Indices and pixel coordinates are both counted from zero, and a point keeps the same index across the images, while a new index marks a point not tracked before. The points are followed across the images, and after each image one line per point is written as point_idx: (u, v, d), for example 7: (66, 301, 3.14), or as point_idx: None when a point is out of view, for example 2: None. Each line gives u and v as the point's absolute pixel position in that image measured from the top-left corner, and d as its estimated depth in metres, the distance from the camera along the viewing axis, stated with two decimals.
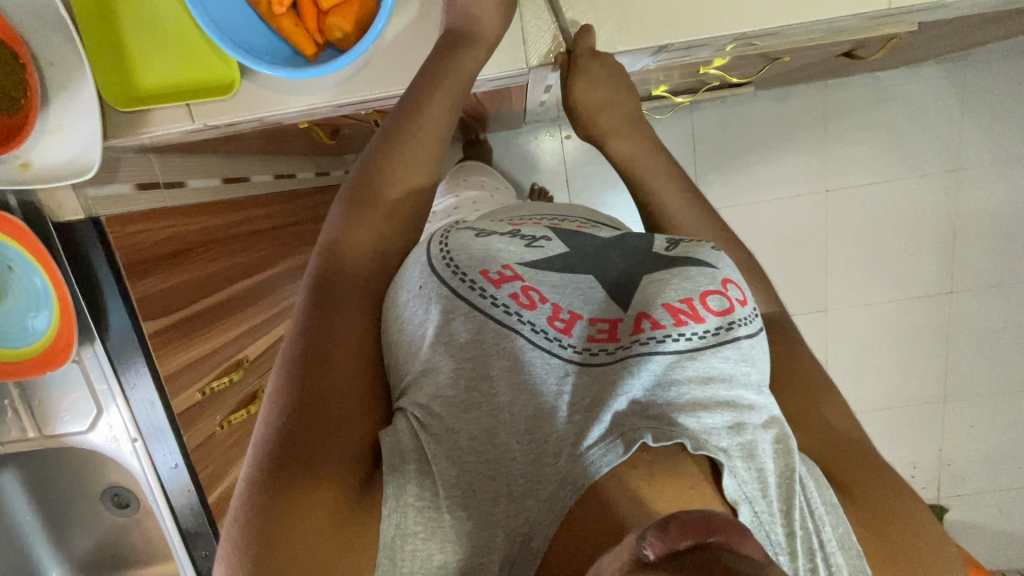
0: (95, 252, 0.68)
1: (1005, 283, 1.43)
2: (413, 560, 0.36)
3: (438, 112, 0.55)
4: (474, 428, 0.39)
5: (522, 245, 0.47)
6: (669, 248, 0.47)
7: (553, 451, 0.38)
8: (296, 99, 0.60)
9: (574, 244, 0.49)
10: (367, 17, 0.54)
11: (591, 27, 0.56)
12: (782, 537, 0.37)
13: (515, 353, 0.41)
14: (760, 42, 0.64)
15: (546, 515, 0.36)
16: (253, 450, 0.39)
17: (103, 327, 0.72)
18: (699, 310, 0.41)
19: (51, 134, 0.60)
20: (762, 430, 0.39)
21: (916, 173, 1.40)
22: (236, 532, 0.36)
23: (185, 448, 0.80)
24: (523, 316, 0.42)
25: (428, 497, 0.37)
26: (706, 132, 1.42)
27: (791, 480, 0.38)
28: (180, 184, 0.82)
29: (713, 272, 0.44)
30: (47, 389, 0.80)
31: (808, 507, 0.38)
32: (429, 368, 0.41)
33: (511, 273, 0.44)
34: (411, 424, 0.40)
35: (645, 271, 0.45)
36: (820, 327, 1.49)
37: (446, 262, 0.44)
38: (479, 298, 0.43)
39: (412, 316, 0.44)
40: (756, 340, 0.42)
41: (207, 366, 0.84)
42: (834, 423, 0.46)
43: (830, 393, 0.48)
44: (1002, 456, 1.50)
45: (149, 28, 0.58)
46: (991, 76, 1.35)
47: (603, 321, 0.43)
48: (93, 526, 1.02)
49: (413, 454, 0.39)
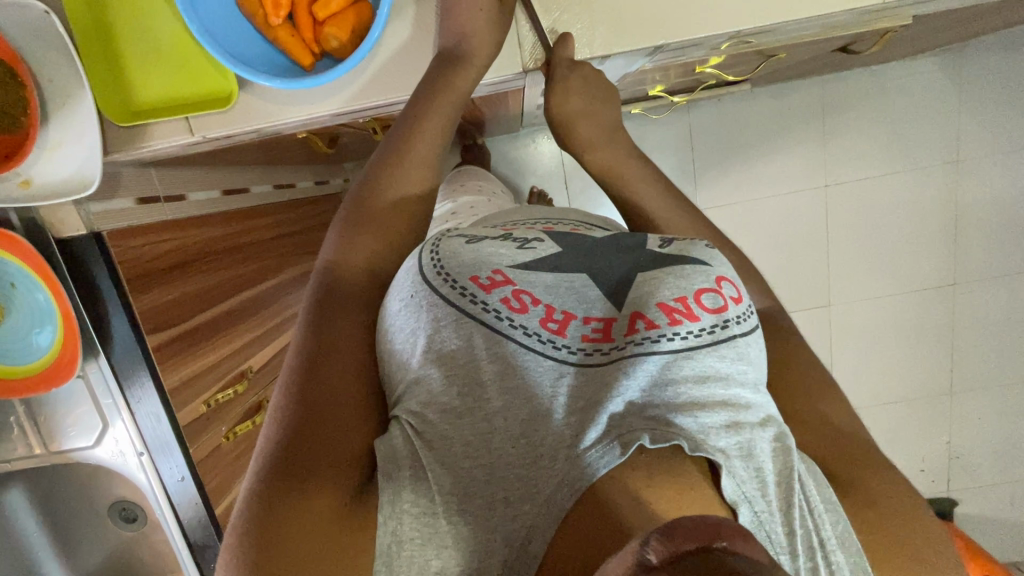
0: (99, 267, 0.68)
1: (1009, 273, 1.42)
2: (410, 566, 0.36)
3: (433, 124, 0.56)
4: (468, 434, 0.39)
5: (515, 246, 0.47)
6: (663, 245, 0.48)
7: (550, 454, 0.38)
8: (292, 110, 0.60)
9: (568, 243, 0.49)
10: (363, 27, 0.54)
11: (570, 35, 0.57)
12: (783, 536, 0.36)
13: (508, 358, 0.41)
14: (755, 39, 0.64)
15: (545, 518, 0.37)
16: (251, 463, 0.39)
17: (107, 341, 0.72)
18: (694, 308, 0.41)
19: (51, 152, 0.60)
20: (761, 429, 0.39)
21: (915, 165, 1.40)
22: (233, 533, 0.36)
23: (191, 460, 0.80)
24: (514, 321, 0.42)
25: (423, 503, 0.37)
26: (704, 131, 1.42)
27: (790, 478, 0.38)
28: (180, 198, 0.82)
29: (707, 270, 0.44)
30: (52, 405, 0.80)
31: (807, 505, 0.38)
32: (423, 375, 0.41)
33: (502, 278, 0.44)
34: (406, 431, 0.40)
35: (639, 267, 0.45)
36: (823, 322, 1.48)
37: (437, 271, 0.44)
38: (471, 304, 0.42)
39: (403, 327, 0.44)
40: (751, 338, 0.43)
41: (211, 378, 0.85)
42: (834, 420, 0.46)
43: (830, 392, 0.48)
44: (1011, 447, 1.49)
45: (148, 44, 0.58)
46: (986, 67, 1.35)
47: (597, 319, 0.43)
48: (100, 543, 1.01)
49: (408, 460, 0.39)
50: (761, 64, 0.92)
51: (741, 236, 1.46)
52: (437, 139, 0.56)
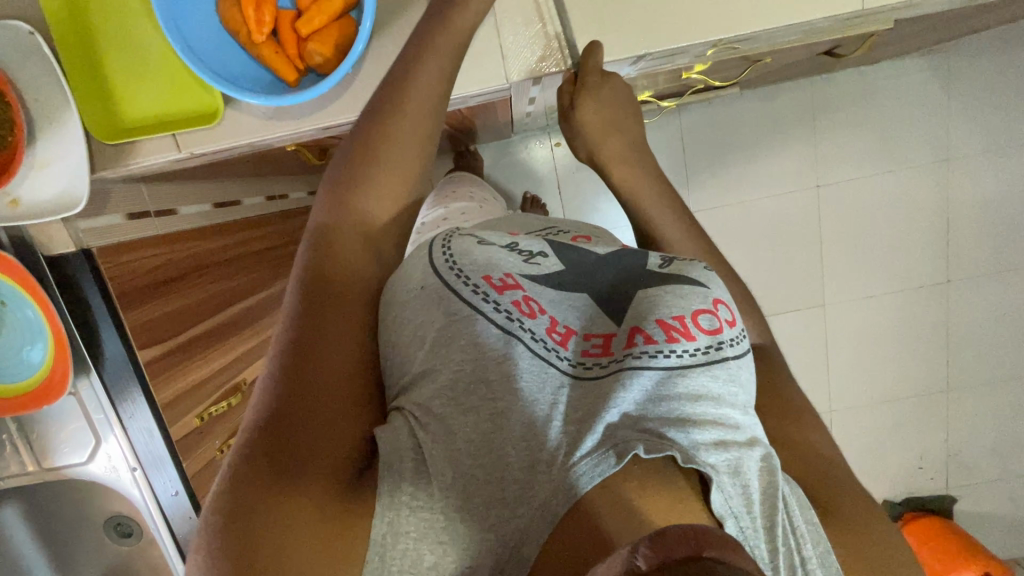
0: (89, 285, 0.69)
1: (1002, 270, 1.43)
2: (404, 558, 0.36)
3: (427, 89, 0.53)
4: (472, 431, 0.39)
5: (520, 258, 0.48)
6: (663, 265, 0.48)
7: (547, 459, 0.38)
8: (279, 125, 0.60)
9: (570, 259, 0.50)
10: (346, 42, 0.55)
11: (597, 43, 0.56)
12: (765, 552, 0.38)
13: (513, 360, 0.41)
14: (740, 46, 0.64)
15: (539, 522, 0.36)
16: (238, 448, 0.39)
17: (99, 360, 0.74)
18: (691, 327, 0.42)
19: (39, 171, 0.60)
20: (748, 448, 0.40)
21: (905, 164, 1.41)
22: (212, 524, 0.35)
23: (185, 475, 0.81)
24: (524, 324, 0.43)
25: (422, 498, 0.37)
26: (695, 134, 1.43)
27: (774, 498, 0.39)
28: (171, 212, 0.81)
29: (705, 292, 0.45)
30: (45, 422, 0.80)
31: (791, 525, 0.39)
32: (428, 370, 0.42)
33: (513, 281, 0.45)
34: (409, 423, 0.40)
35: (639, 286, 0.46)
36: (819, 321, 1.48)
37: (450, 266, 0.45)
38: (482, 302, 0.43)
39: (414, 314, 0.44)
40: (745, 361, 0.43)
41: (205, 391, 0.86)
42: (816, 445, 0.49)
43: (809, 416, 0.51)
44: (1008, 443, 1.50)
45: (134, 62, 0.59)
46: (974, 66, 1.36)
47: (597, 336, 0.44)
48: (95, 559, 1.00)
49: (410, 453, 0.39)
50: (748, 69, 0.93)
51: (735, 238, 1.46)
52: (433, 99, 0.53)
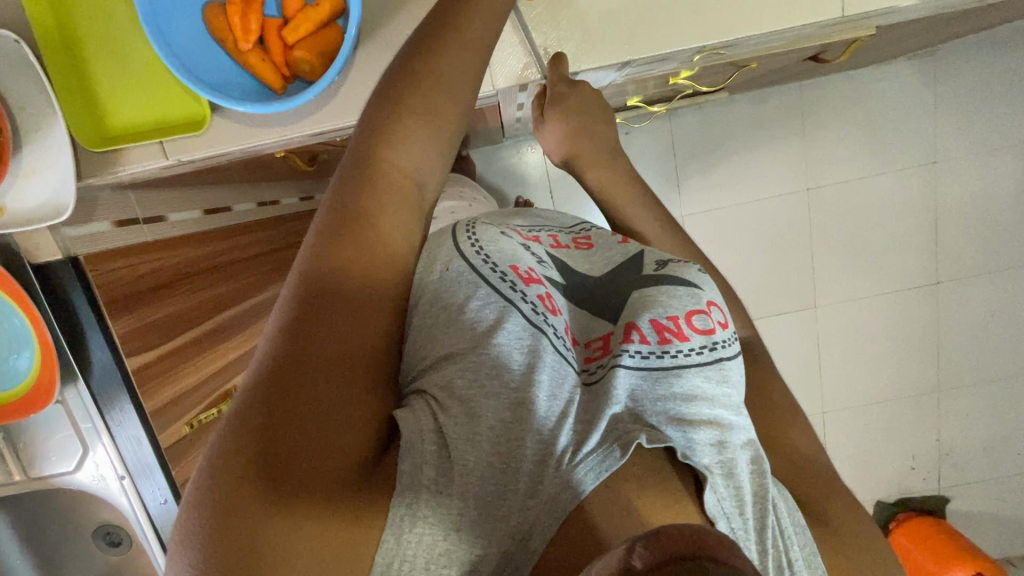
0: (78, 297, 0.70)
1: (990, 271, 1.44)
2: (420, 542, 0.34)
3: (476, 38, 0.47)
4: (494, 419, 0.38)
5: (536, 261, 0.51)
6: (658, 268, 0.50)
7: (556, 458, 0.37)
8: (266, 133, 0.60)
9: (568, 273, 0.52)
10: (333, 49, 0.55)
11: (562, 55, 0.57)
12: (755, 553, 0.38)
13: (539, 351, 0.42)
14: (726, 52, 0.65)
15: (545, 517, 0.35)
16: (248, 405, 0.35)
17: (86, 365, 0.74)
18: (685, 328, 0.44)
19: (26, 178, 0.61)
20: (741, 449, 0.41)
21: (894, 166, 1.42)
22: (206, 500, 0.32)
23: (173, 483, 0.81)
24: (549, 319, 0.45)
25: (442, 481, 0.36)
26: (686, 137, 1.44)
27: (764, 500, 0.40)
28: (160, 219, 0.80)
29: (699, 294, 0.47)
30: (32, 430, 0.79)
31: (778, 527, 0.40)
32: (454, 353, 0.42)
33: (537, 278, 0.47)
34: (429, 405, 0.39)
35: (636, 289, 0.48)
36: (811, 322, 1.49)
37: (477, 251, 0.47)
38: (511, 290, 0.45)
39: (454, 291, 0.45)
40: (735, 362, 0.45)
41: (194, 398, 0.86)
42: (801, 449, 0.49)
43: (796, 420, 0.51)
44: (999, 442, 1.51)
45: (120, 70, 0.59)
46: (958, 70, 1.38)
47: (597, 340, 0.46)
48: (85, 569, 0.99)
49: (433, 436, 0.37)
50: (736, 74, 0.94)
51: (727, 241, 1.47)
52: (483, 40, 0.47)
